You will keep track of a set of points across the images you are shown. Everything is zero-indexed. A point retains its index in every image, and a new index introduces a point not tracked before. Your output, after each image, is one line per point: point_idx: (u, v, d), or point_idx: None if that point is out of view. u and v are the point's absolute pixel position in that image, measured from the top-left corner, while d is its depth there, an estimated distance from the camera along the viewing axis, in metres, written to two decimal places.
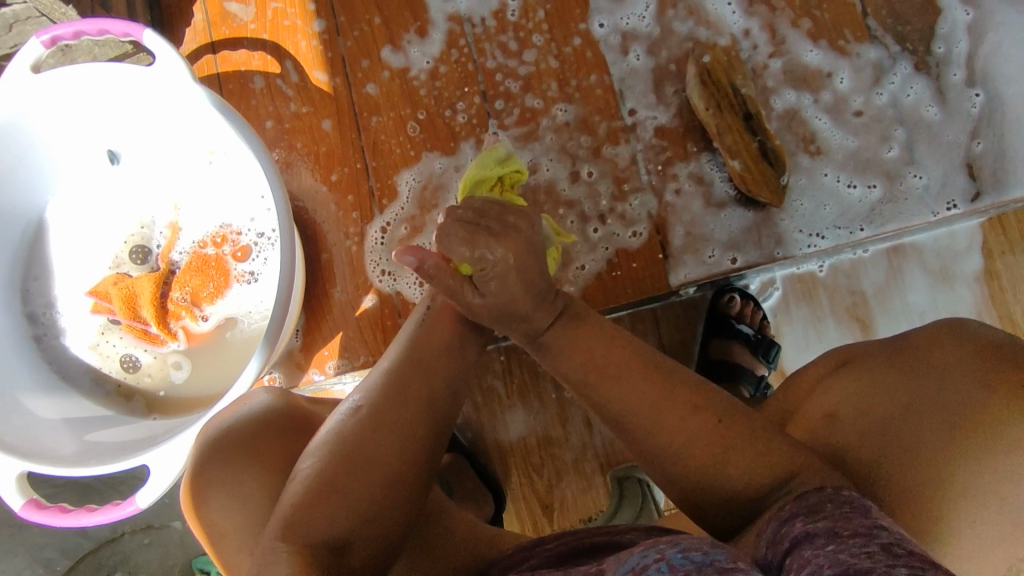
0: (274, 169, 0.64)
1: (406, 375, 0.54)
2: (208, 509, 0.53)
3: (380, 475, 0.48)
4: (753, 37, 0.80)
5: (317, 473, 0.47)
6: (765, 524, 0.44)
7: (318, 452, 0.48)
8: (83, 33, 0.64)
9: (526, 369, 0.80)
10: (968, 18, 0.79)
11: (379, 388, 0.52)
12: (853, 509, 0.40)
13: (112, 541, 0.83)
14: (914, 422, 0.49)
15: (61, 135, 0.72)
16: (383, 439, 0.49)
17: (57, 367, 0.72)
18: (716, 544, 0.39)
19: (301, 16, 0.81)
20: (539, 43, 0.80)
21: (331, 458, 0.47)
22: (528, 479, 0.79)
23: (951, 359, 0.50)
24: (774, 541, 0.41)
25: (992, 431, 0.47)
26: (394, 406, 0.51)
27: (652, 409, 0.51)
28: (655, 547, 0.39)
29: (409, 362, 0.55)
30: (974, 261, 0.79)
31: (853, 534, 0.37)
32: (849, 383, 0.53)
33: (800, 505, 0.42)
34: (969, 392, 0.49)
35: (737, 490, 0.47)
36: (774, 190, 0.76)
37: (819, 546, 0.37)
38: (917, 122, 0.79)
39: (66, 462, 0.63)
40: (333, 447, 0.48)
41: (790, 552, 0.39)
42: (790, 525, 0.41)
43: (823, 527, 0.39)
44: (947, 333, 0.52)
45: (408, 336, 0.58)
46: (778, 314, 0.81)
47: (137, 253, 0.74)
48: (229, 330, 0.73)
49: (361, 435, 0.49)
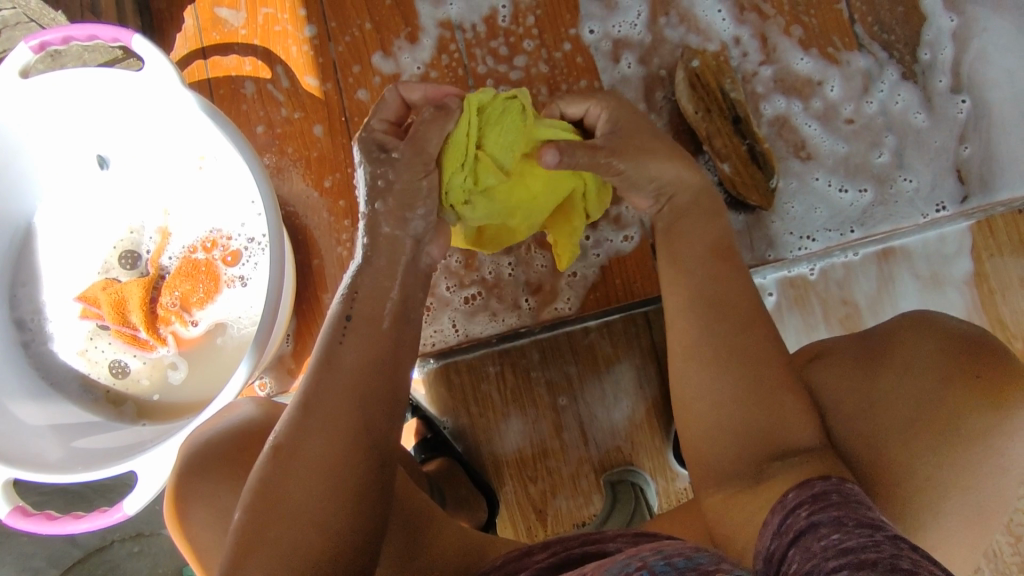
0: (264, 174, 0.64)
1: (321, 400, 0.49)
2: (182, 534, 0.53)
3: (313, 516, 0.46)
4: (743, 44, 0.81)
5: (244, 529, 0.45)
6: (771, 514, 0.46)
7: (246, 504, 0.47)
8: (73, 38, 0.64)
9: (519, 373, 0.80)
10: (952, 25, 0.80)
11: (294, 420, 0.49)
12: (857, 502, 0.42)
13: (100, 550, 0.82)
14: (875, 423, 0.50)
15: (51, 140, 0.72)
16: (303, 483, 0.46)
17: (44, 374, 0.72)
18: (700, 548, 0.40)
19: (292, 22, 0.81)
20: (529, 49, 0.80)
21: (258, 508, 0.46)
22: (522, 487, 0.79)
23: (917, 352, 0.51)
24: (779, 532, 0.43)
25: (953, 424, 0.48)
26: (307, 441, 0.47)
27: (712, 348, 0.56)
28: (638, 555, 0.39)
29: (324, 382, 0.50)
30: (964, 264, 0.78)
31: (857, 524, 0.39)
32: (830, 377, 0.55)
33: (805, 494, 0.45)
34: (926, 386, 0.50)
35: (745, 449, 0.52)
36: (763, 193, 0.77)
37: (822, 535, 0.39)
38: (905, 129, 0.80)
39: (54, 469, 0.62)
40: (256, 497, 0.46)
41: (794, 541, 0.41)
42: (795, 514, 0.43)
43: (827, 518, 0.41)
44: (913, 326, 0.53)
45: (322, 348, 0.52)
46: (770, 317, 0.79)
47: (126, 258, 0.74)
48: (219, 336, 0.72)
49: (281, 479, 0.46)
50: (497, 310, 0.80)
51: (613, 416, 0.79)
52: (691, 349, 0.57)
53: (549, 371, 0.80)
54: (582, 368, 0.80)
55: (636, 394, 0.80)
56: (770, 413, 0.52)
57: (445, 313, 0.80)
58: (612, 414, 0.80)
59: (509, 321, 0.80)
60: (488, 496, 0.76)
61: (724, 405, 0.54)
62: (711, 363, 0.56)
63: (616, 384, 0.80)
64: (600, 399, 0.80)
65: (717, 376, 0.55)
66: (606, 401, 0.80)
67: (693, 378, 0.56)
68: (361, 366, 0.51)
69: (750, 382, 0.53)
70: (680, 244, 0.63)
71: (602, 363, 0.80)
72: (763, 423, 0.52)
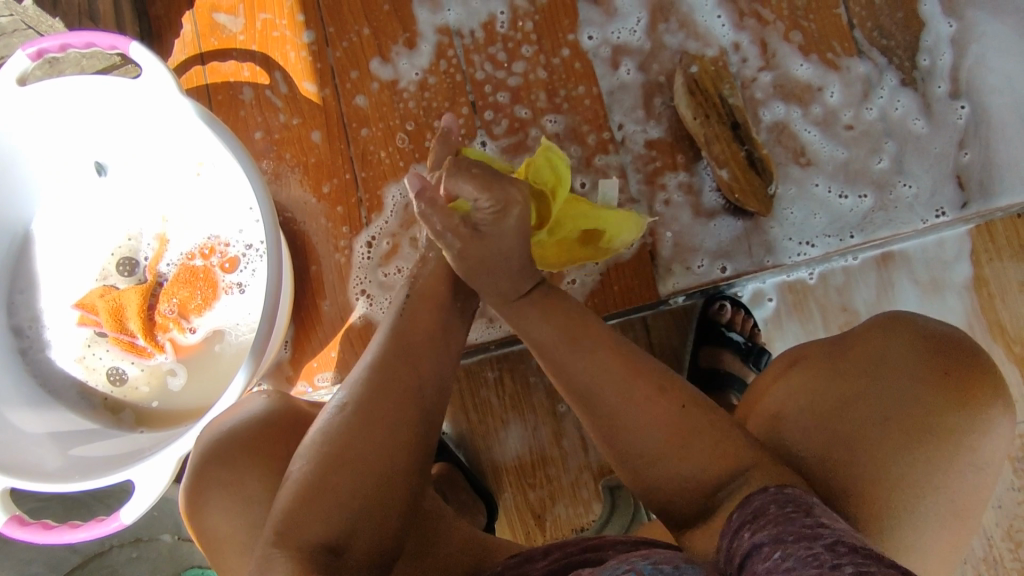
0: (261, 181, 0.64)
1: (390, 370, 0.52)
2: (207, 512, 0.53)
3: (374, 475, 0.47)
4: (743, 50, 0.81)
5: (307, 478, 0.46)
6: (719, 540, 0.44)
7: (308, 455, 0.48)
8: (70, 46, 0.64)
9: (518, 379, 0.80)
10: (951, 31, 0.80)
11: (361, 385, 0.51)
12: (790, 513, 0.41)
13: (99, 555, 0.82)
14: (856, 419, 0.49)
15: (49, 147, 0.72)
16: (369, 441, 0.48)
17: (42, 381, 0.72)
18: (688, 558, 0.41)
19: (290, 27, 0.81)
20: (528, 54, 0.80)
21: (323, 458, 0.47)
22: (521, 492, 0.79)
23: (889, 351, 0.52)
24: (726, 557, 0.41)
25: (930, 421, 0.48)
26: (381, 402, 0.50)
27: (607, 404, 0.52)
28: (628, 559, 0.41)
29: (392, 354, 0.53)
30: (962, 269, 0.78)
31: (796, 537, 0.38)
32: (798, 380, 0.54)
33: (746, 513, 0.43)
34: (903, 381, 0.50)
35: (688, 488, 0.49)
36: (762, 199, 0.77)
37: (766, 556, 0.38)
38: (904, 135, 0.80)
39: (52, 477, 0.62)
40: (321, 450, 0.48)
41: (740, 569, 0.39)
42: (739, 536, 0.42)
43: (767, 536, 0.40)
44: (887, 327, 0.53)
45: (390, 326, 0.56)
46: (769, 323, 0.80)
47: (124, 265, 0.74)
48: (217, 343, 0.72)
49: (348, 435, 0.48)
50: (494, 317, 0.79)
51: None
52: (589, 407, 0.53)
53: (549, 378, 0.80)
54: None
55: None
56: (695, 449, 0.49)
57: None
58: None
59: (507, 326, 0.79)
60: (487, 501, 0.76)
61: (656, 449, 0.50)
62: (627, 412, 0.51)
63: None
64: None
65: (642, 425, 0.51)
66: None
67: (611, 434, 0.52)
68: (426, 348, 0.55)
69: (657, 429, 0.50)
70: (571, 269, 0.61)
71: None
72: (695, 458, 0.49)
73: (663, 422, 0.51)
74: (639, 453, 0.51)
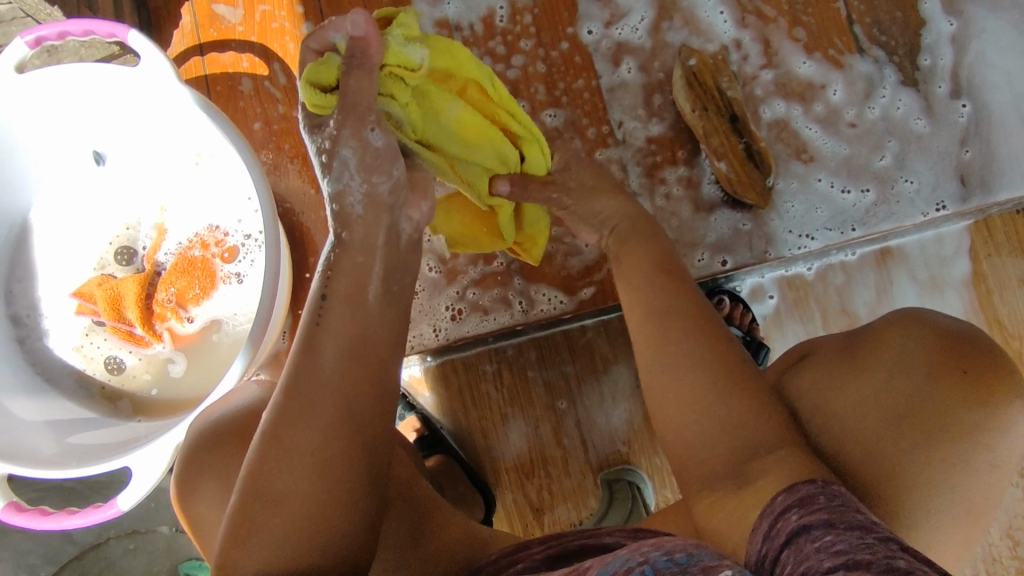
0: (259, 170, 0.63)
1: (319, 377, 0.45)
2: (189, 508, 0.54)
3: (313, 504, 0.42)
4: (744, 48, 0.81)
5: (241, 514, 0.42)
6: (758, 520, 0.45)
7: (241, 490, 0.43)
8: (69, 33, 0.64)
9: (517, 371, 0.80)
10: (952, 29, 0.80)
11: (288, 400, 0.44)
12: (844, 504, 0.41)
13: (96, 547, 0.82)
14: (865, 418, 0.50)
15: (48, 136, 0.72)
16: (300, 460, 0.42)
17: (40, 369, 0.72)
18: (701, 546, 0.39)
19: (289, 18, 0.81)
20: (526, 48, 0.80)
21: (254, 495, 0.42)
22: (521, 489, 0.79)
23: (904, 350, 0.51)
24: (769, 536, 0.42)
25: (943, 418, 0.48)
26: (308, 416, 0.43)
27: (675, 355, 0.55)
28: (640, 549, 0.38)
29: (322, 359, 0.45)
30: (962, 266, 0.78)
31: (848, 525, 0.39)
32: (808, 376, 0.55)
33: (792, 498, 0.44)
34: (915, 379, 0.50)
35: (719, 452, 0.51)
36: (760, 192, 0.77)
37: (816, 538, 0.39)
38: (905, 135, 0.80)
39: (48, 464, 0.62)
40: (252, 483, 0.42)
41: (786, 545, 0.40)
42: (785, 518, 0.42)
43: (817, 520, 0.40)
44: (900, 323, 0.53)
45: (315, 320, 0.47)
46: (769, 319, 0.79)
47: (122, 254, 0.74)
48: (214, 332, 0.72)
49: (276, 465, 0.42)
50: (489, 308, 0.79)
51: (611, 419, 0.80)
52: (665, 358, 0.56)
53: (548, 371, 0.80)
54: (581, 368, 0.80)
55: (634, 399, 0.80)
56: (733, 414, 0.51)
57: (426, 320, 0.80)
58: (610, 419, 0.80)
59: (502, 319, 0.79)
60: (487, 494, 0.76)
61: (703, 397, 0.53)
62: (687, 353, 0.55)
63: (614, 387, 0.80)
64: (598, 402, 0.80)
65: (685, 365, 0.54)
66: (604, 405, 0.80)
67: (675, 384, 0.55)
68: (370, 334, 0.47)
69: (711, 389, 0.53)
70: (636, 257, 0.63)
71: (600, 363, 0.80)
72: (738, 424, 0.51)
73: (717, 383, 0.53)
74: (682, 390, 0.54)
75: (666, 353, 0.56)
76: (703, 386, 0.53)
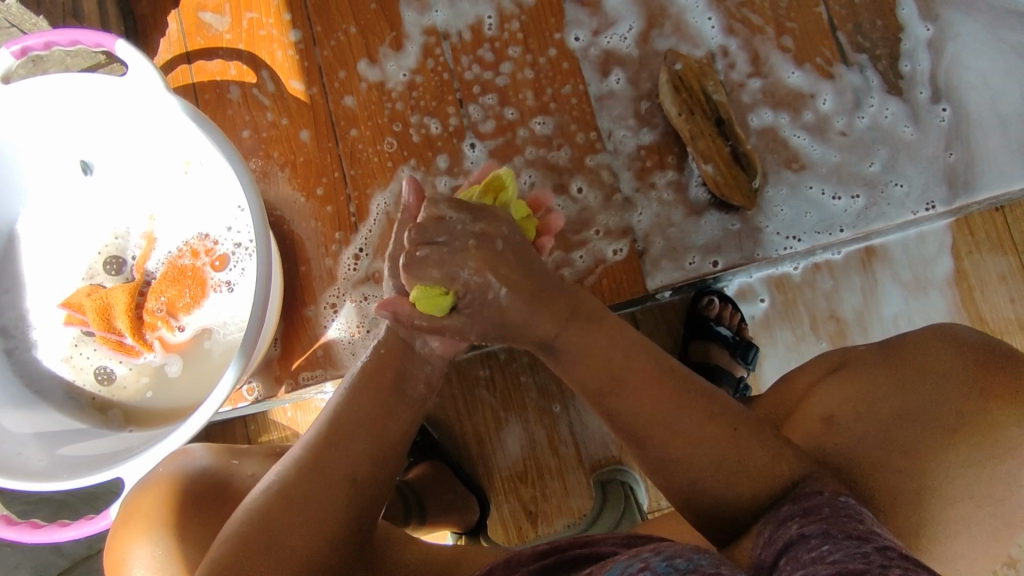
0: (249, 178, 0.63)
1: (340, 438, 0.49)
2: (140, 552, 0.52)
3: (302, 550, 0.44)
4: (731, 55, 0.82)
5: (227, 554, 0.43)
6: (761, 526, 0.46)
7: (234, 531, 0.44)
8: (55, 44, 0.63)
9: (509, 377, 0.81)
10: (929, 34, 0.82)
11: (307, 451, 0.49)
12: (847, 515, 0.41)
13: (88, 559, 0.82)
14: (903, 429, 0.50)
15: (37, 146, 0.72)
16: (296, 523, 0.45)
17: (28, 381, 0.71)
18: (701, 550, 0.39)
19: (277, 26, 0.81)
20: (514, 55, 0.81)
21: (245, 534, 0.44)
22: (514, 489, 0.80)
23: (942, 363, 0.52)
24: (769, 542, 0.43)
25: (986, 431, 0.48)
26: (319, 474, 0.47)
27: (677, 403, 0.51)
28: (640, 555, 0.39)
29: (346, 424, 0.50)
30: (945, 265, 0.82)
31: (846, 535, 0.39)
32: (841, 389, 0.54)
33: (797, 508, 0.44)
34: (957, 394, 0.50)
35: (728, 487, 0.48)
36: (746, 193, 0.78)
37: (813, 546, 0.39)
38: (894, 142, 0.81)
39: (39, 476, 0.62)
40: (245, 526, 0.44)
41: (784, 551, 0.41)
42: (786, 526, 0.43)
43: (817, 530, 0.41)
44: (936, 339, 0.53)
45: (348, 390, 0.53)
46: (757, 321, 0.83)
47: (111, 264, 0.74)
48: (206, 340, 0.72)
49: (275, 514, 0.45)
50: None
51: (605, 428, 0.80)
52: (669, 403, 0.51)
53: (540, 376, 0.81)
54: None
55: None
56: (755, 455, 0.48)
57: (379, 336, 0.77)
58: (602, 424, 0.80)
59: None
60: (480, 496, 0.77)
61: (710, 438, 0.49)
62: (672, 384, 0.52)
63: None
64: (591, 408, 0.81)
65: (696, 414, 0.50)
66: None
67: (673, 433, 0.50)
68: (395, 420, 0.52)
69: (723, 431, 0.49)
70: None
71: None
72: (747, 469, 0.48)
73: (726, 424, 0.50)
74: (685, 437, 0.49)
75: (653, 407, 0.51)
76: (712, 433, 0.49)
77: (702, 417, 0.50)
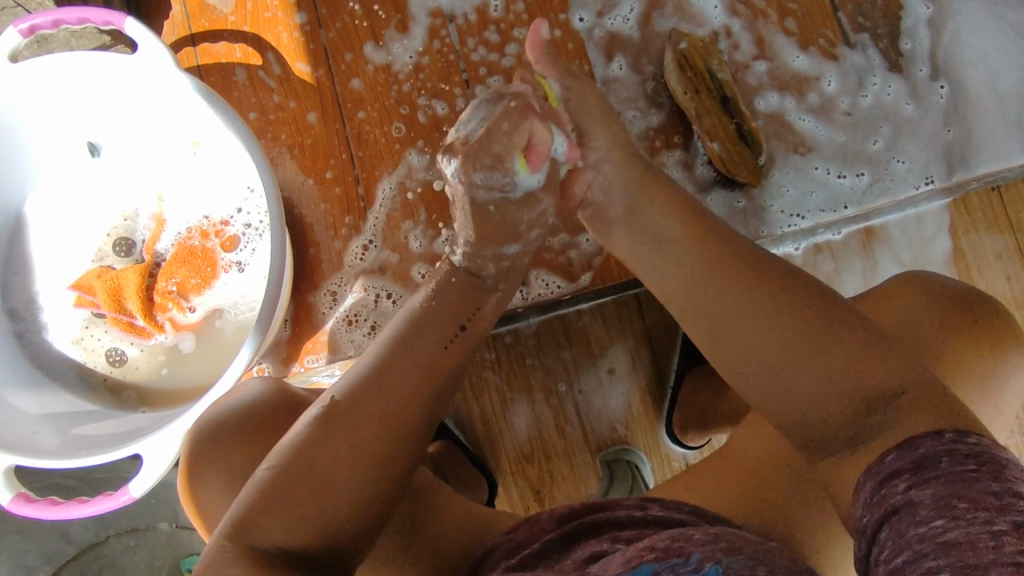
0: (263, 157, 0.63)
1: (392, 379, 0.50)
2: (204, 484, 0.54)
3: (346, 487, 0.46)
4: (734, 36, 0.83)
5: (274, 482, 0.46)
6: (861, 479, 0.43)
7: (278, 458, 0.47)
8: (63, 22, 0.63)
9: (515, 357, 0.81)
10: (928, 13, 0.83)
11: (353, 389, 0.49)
12: (968, 470, 0.38)
13: (95, 546, 0.81)
14: None
15: (45, 127, 0.72)
16: (345, 456, 0.47)
17: (39, 363, 0.71)
18: (729, 549, 0.37)
19: (281, 8, 0.81)
20: (520, 37, 0.81)
21: (288, 464, 0.46)
22: (521, 468, 0.81)
23: (915, 308, 0.56)
24: (872, 502, 0.41)
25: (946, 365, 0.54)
26: (368, 413, 0.48)
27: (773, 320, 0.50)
28: (668, 558, 0.37)
29: (398, 365, 0.50)
30: (943, 244, 0.82)
31: (968, 505, 0.36)
32: None
33: (908, 459, 0.41)
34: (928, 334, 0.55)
35: (835, 403, 0.46)
36: (752, 169, 0.79)
37: (922, 522, 0.36)
38: (895, 119, 0.82)
39: (57, 455, 0.62)
40: (291, 458, 0.46)
41: (889, 520, 0.39)
42: (893, 485, 0.40)
43: (931, 496, 0.37)
44: (906, 284, 0.58)
45: (402, 328, 0.53)
46: None
47: (121, 246, 0.74)
48: (217, 320, 0.72)
49: (320, 449, 0.46)
50: None
51: (611, 407, 0.81)
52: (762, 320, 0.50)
53: (546, 357, 0.81)
54: (578, 352, 0.81)
55: (631, 381, 0.81)
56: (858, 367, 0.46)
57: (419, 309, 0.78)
58: (608, 402, 0.81)
59: None
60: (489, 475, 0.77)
61: (803, 353, 0.48)
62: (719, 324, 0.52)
63: (611, 370, 0.81)
64: (596, 387, 0.81)
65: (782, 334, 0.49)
66: (602, 390, 0.81)
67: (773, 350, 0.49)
68: (443, 364, 0.52)
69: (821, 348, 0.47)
70: (660, 205, 0.58)
71: (596, 347, 0.81)
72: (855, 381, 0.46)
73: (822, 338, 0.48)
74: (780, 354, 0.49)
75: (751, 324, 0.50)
76: (804, 349, 0.48)
77: (793, 330, 0.49)
